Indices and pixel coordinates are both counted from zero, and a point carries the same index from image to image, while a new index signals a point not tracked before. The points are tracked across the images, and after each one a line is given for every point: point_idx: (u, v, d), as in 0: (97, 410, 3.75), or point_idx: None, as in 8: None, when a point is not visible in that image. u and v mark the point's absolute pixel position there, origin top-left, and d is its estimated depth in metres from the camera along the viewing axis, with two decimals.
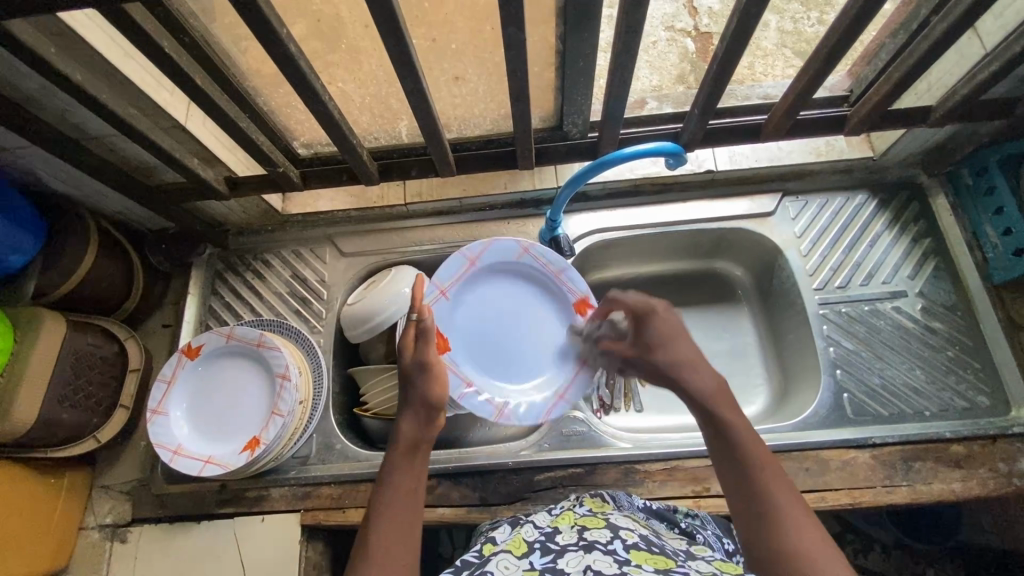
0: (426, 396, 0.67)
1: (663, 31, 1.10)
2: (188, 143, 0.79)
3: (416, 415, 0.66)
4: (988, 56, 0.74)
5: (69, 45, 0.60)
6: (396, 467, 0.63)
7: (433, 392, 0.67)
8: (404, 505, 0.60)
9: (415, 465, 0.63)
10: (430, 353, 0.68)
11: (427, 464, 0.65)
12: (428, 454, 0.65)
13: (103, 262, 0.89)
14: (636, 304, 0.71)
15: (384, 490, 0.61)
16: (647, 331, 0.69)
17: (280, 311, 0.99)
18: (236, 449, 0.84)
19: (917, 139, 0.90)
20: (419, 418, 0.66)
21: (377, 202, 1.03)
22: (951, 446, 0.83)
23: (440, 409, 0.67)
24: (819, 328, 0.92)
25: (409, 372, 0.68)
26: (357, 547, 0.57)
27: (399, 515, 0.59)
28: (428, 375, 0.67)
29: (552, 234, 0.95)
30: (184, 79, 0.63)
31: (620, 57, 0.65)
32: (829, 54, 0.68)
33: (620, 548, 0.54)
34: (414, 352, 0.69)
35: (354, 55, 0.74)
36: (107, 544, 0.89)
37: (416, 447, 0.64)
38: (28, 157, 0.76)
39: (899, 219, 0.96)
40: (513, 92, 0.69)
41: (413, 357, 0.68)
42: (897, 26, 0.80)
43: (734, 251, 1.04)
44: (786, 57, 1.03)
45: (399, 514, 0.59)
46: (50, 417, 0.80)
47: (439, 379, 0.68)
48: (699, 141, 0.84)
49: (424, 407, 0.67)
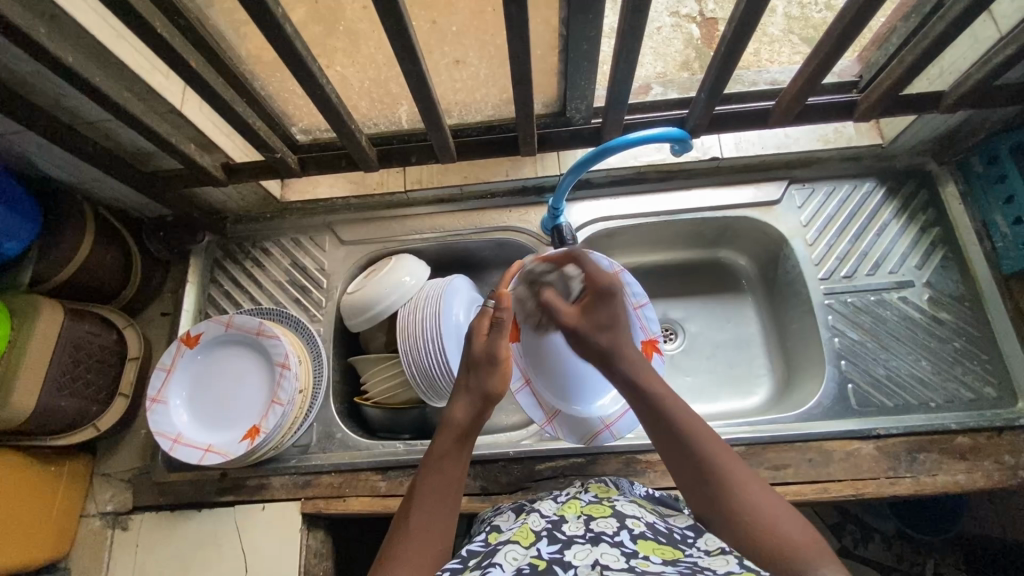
0: (486, 387, 0.68)
1: (668, 17, 1.07)
2: (184, 128, 0.78)
3: (467, 405, 0.67)
4: (1002, 40, 0.72)
5: (60, 27, 0.58)
6: (446, 453, 0.64)
7: (495, 384, 0.68)
8: (447, 492, 0.61)
9: (462, 455, 0.64)
10: (500, 344, 0.69)
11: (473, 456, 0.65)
12: (475, 445, 0.66)
13: (100, 250, 0.89)
14: (601, 283, 0.76)
15: (430, 470, 0.62)
16: (600, 310, 0.75)
17: (280, 299, 0.98)
18: (236, 438, 0.84)
19: (926, 127, 0.88)
20: (474, 408, 0.67)
21: (376, 189, 1.01)
22: (956, 438, 0.82)
23: (495, 402, 0.69)
24: (824, 319, 0.91)
25: (477, 361, 0.70)
26: (399, 527, 0.59)
27: (439, 500, 0.60)
28: (494, 369, 0.69)
29: (553, 223, 0.94)
30: (179, 63, 0.62)
31: (625, 40, 0.64)
32: (839, 38, 0.66)
33: (627, 539, 0.54)
34: (485, 341, 0.71)
35: (352, 38, 0.72)
36: (108, 532, 0.89)
37: (465, 437, 0.65)
38: (22, 142, 0.75)
39: (907, 207, 0.95)
40: (516, 76, 0.67)
41: (483, 346, 0.70)
42: (909, 8, 0.78)
43: (737, 240, 1.03)
44: (793, 43, 1.01)
45: (438, 498, 0.60)
46: (49, 406, 0.79)
47: (503, 374, 0.69)
48: (705, 127, 0.83)
49: (478, 400, 0.68)
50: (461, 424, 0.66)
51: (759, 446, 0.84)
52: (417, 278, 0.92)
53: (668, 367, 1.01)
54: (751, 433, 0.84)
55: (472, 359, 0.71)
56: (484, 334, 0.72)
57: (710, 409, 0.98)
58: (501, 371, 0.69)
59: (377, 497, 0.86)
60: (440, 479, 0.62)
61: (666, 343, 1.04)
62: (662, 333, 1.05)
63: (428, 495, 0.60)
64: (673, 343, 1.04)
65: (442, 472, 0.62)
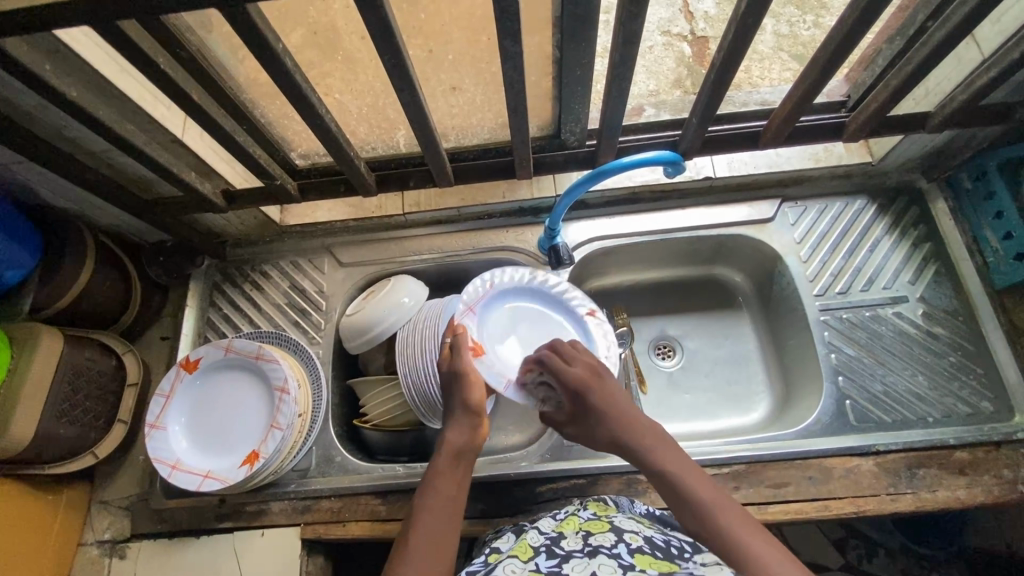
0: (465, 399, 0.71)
1: (660, 36, 1.10)
2: (185, 156, 0.79)
3: (459, 424, 0.70)
4: (985, 62, 0.74)
5: (64, 61, 0.59)
6: (442, 471, 0.66)
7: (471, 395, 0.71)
8: (447, 507, 0.63)
9: (459, 473, 0.67)
10: (463, 361, 0.74)
11: (469, 472, 0.68)
12: (471, 463, 0.68)
13: (100, 276, 0.89)
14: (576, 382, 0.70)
15: (428, 486, 0.65)
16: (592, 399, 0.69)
17: (279, 322, 0.98)
18: (234, 463, 0.84)
19: (914, 145, 0.89)
20: (467, 428, 0.70)
21: (375, 212, 1.02)
22: (954, 453, 0.82)
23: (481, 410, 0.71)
24: (820, 335, 0.91)
25: (446, 381, 0.74)
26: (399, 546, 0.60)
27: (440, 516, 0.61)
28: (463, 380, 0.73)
29: (550, 242, 0.95)
30: (181, 95, 0.63)
31: (618, 67, 0.65)
32: (826, 63, 0.68)
33: (624, 552, 0.54)
34: (450, 361, 0.75)
35: (350, 66, 0.73)
36: (105, 560, 0.88)
37: (460, 454, 0.68)
38: (23, 171, 0.76)
39: (899, 223, 0.96)
40: (511, 103, 0.69)
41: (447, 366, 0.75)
42: (893, 31, 0.80)
43: (733, 257, 1.04)
44: (782, 61, 1.03)
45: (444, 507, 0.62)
46: (47, 434, 0.79)
47: (473, 382, 0.72)
48: (697, 149, 0.84)
49: (465, 416, 0.71)
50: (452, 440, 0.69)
51: (759, 464, 0.84)
52: (415, 299, 0.92)
53: (668, 385, 1.02)
54: (750, 450, 0.84)
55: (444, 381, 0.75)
56: (447, 355, 0.76)
57: (709, 426, 0.98)
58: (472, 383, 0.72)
59: (377, 521, 0.86)
60: (436, 497, 0.63)
61: (665, 360, 1.04)
62: (661, 350, 1.05)
63: (429, 512, 0.62)
64: (672, 360, 1.04)
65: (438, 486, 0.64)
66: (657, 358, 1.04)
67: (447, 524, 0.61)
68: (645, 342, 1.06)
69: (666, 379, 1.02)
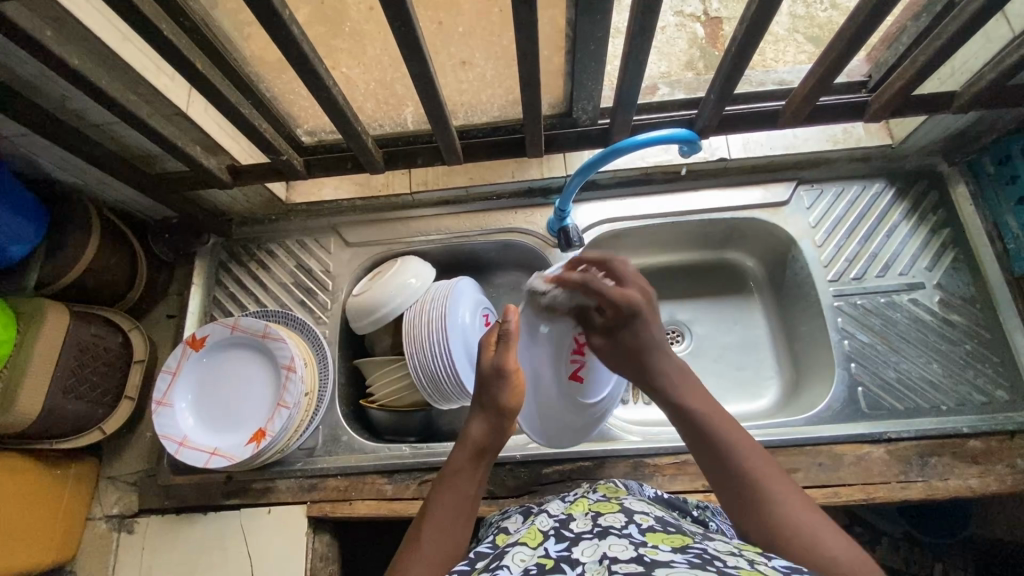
0: (501, 400, 0.67)
1: (672, 16, 1.06)
2: (189, 130, 0.78)
3: (483, 420, 0.68)
4: (1016, 40, 0.71)
5: (66, 30, 0.58)
6: (462, 470, 0.64)
7: (507, 398, 0.67)
8: (463, 507, 0.61)
9: (477, 472, 0.64)
10: (507, 358, 0.69)
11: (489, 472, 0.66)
12: (491, 462, 0.66)
13: (106, 252, 0.88)
14: (619, 301, 0.72)
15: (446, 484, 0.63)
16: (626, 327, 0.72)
17: (285, 302, 0.98)
18: (242, 441, 0.83)
19: (936, 128, 0.87)
20: (492, 426, 0.67)
21: (382, 190, 1.01)
22: (967, 441, 0.81)
23: (511, 415, 0.68)
24: (833, 321, 0.90)
25: (486, 375, 0.69)
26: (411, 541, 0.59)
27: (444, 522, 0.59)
28: (504, 381, 0.68)
29: (560, 224, 0.93)
30: (185, 65, 0.61)
31: (634, 42, 0.63)
32: (851, 39, 0.65)
33: (635, 531, 0.53)
34: (494, 354, 0.70)
35: (357, 39, 0.71)
36: (113, 535, 0.89)
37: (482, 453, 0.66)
38: (27, 144, 0.75)
39: (917, 208, 0.94)
40: (523, 76, 0.67)
41: (492, 359, 0.70)
42: (920, 7, 0.77)
43: (745, 241, 1.02)
44: (798, 42, 1.00)
45: (454, 523, 0.60)
46: (54, 409, 0.79)
47: (513, 386, 0.68)
48: (713, 128, 0.82)
49: (493, 415, 0.67)
50: (479, 440, 0.66)
51: (768, 450, 0.83)
52: (421, 279, 0.92)
53: None
54: (759, 436, 0.83)
55: (484, 374, 0.70)
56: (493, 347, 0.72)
57: None
58: (513, 386, 0.68)
59: (383, 500, 0.86)
60: (454, 496, 0.62)
61: (672, 345, 1.03)
62: (668, 335, 1.04)
63: (444, 510, 0.61)
64: (681, 345, 1.03)
65: (456, 490, 0.62)
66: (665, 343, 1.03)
67: (458, 524, 0.60)
68: None
69: None
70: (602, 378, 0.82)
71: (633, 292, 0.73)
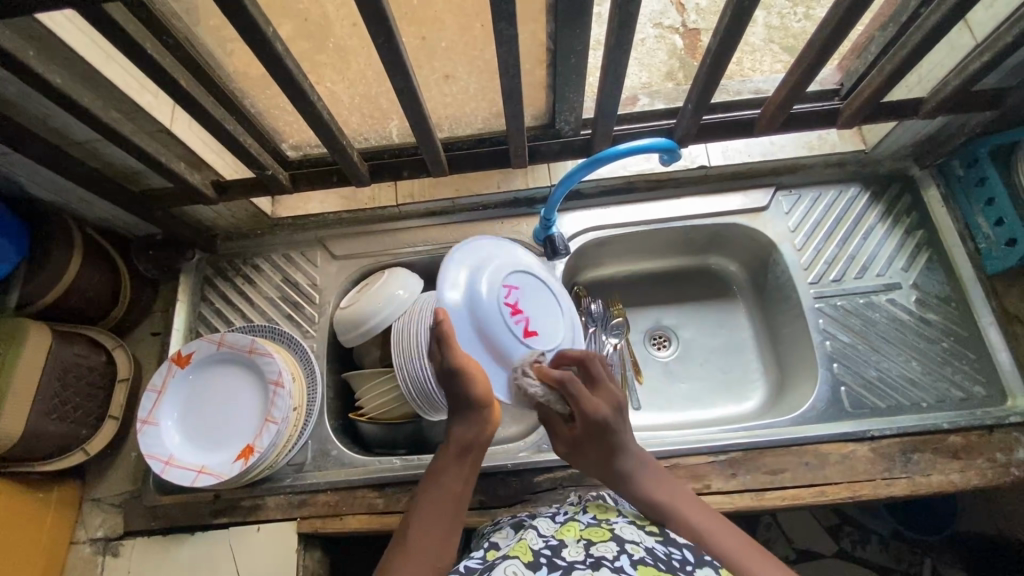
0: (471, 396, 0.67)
1: (652, 28, 1.09)
2: (174, 147, 0.78)
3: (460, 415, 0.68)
4: (978, 47, 0.74)
5: (47, 48, 0.58)
6: (445, 469, 0.65)
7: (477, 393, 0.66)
8: (448, 503, 0.62)
9: (461, 470, 0.65)
10: (457, 355, 0.67)
11: (476, 466, 0.67)
12: (475, 456, 0.67)
13: (88, 271, 0.87)
14: (590, 415, 0.68)
15: (431, 487, 0.64)
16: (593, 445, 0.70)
17: (271, 316, 0.97)
18: (229, 458, 0.83)
19: (906, 133, 0.90)
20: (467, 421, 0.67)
21: (368, 203, 1.02)
22: (948, 437, 0.83)
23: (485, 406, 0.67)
24: (815, 323, 0.92)
25: (444, 375, 0.67)
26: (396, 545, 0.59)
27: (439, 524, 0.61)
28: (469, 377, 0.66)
29: (546, 233, 0.94)
30: (169, 83, 0.61)
31: (612, 54, 0.64)
32: (820, 48, 0.67)
33: (627, 565, 0.53)
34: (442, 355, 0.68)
35: (341, 55, 0.73)
36: (99, 559, 0.87)
37: (465, 450, 0.66)
38: (8, 164, 0.74)
39: (891, 211, 0.96)
40: (506, 89, 0.68)
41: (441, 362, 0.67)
42: (886, 18, 0.80)
43: (728, 246, 1.04)
44: (774, 52, 1.03)
45: (438, 517, 0.61)
46: (36, 431, 0.78)
47: (478, 380, 0.67)
48: (692, 137, 0.84)
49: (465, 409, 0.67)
50: (462, 438, 0.66)
51: (756, 451, 0.84)
52: (410, 291, 0.91)
53: (662, 374, 1.02)
54: (747, 438, 0.84)
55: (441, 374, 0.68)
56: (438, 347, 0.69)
57: (706, 415, 0.98)
58: (473, 378, 0.67)
59: (375, 514, 0.85)
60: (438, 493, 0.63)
61: (660, 350, 1.04)
62: (656, 340, 1.05)
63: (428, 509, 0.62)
64: (668, 351, 1.04)
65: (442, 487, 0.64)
66: (653, 349, 1.04)
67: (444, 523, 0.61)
68: (641, 332, 1.06)
69: (660, 367, 1.03)
70: (547, 324, 0.81)
71: (600, 403, 0.69)
